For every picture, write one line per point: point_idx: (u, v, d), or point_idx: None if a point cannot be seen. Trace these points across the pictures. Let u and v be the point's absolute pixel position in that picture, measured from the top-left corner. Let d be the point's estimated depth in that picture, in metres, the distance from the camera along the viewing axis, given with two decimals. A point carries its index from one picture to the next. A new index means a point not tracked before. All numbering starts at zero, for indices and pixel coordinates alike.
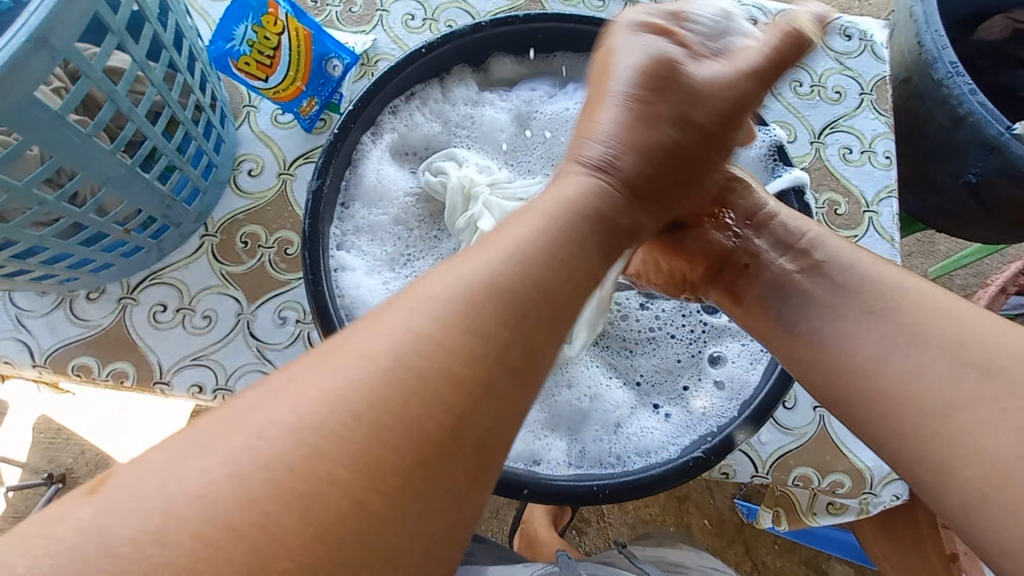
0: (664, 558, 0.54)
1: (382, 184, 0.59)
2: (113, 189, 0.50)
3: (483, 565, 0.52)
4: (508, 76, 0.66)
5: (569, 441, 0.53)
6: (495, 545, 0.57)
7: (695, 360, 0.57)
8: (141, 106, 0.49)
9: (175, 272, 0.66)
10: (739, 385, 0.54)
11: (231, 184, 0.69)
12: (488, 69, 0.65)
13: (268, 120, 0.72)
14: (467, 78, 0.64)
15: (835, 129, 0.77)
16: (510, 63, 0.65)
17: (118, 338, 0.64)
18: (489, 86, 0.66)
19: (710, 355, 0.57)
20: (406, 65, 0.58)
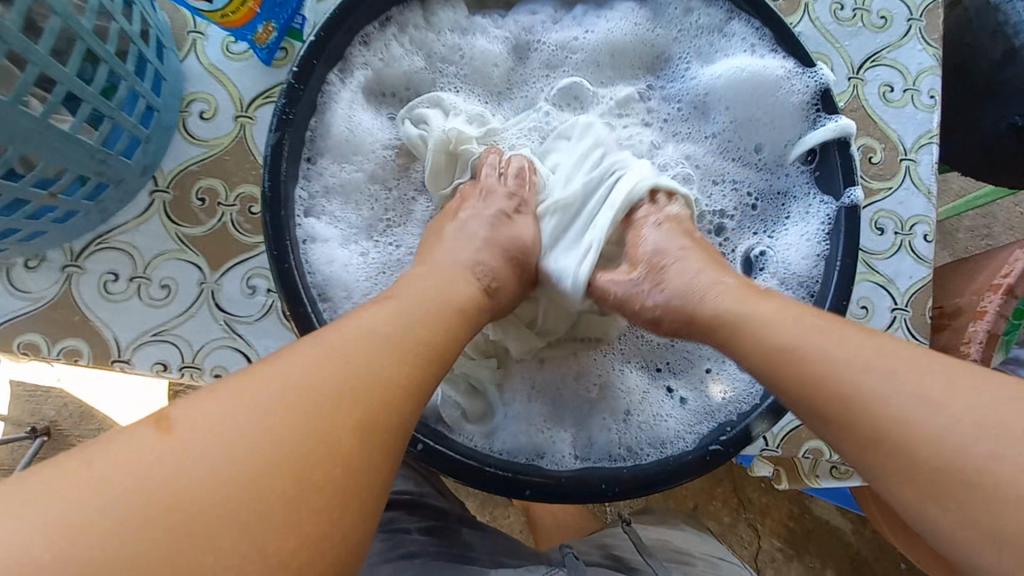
0: (670, 547, 0.53)
1: (355, 133, 0.50)
2: (24, 147, 0.41)
3: (482, 563, 0.50)
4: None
5: (574, 430, 0.49)
6: (495, 537, 0.55)
7: None
8: (42, 41, 0.39)
9: (124, 236, 0.58)
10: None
11: (180, 130, 0.59)
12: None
13: (220, 51, 0.61)
14: None
15: (876, 63, 0.67)
16: None
17: (66, 312, 0.57)
18: (481, 7, 0.55)
19: None
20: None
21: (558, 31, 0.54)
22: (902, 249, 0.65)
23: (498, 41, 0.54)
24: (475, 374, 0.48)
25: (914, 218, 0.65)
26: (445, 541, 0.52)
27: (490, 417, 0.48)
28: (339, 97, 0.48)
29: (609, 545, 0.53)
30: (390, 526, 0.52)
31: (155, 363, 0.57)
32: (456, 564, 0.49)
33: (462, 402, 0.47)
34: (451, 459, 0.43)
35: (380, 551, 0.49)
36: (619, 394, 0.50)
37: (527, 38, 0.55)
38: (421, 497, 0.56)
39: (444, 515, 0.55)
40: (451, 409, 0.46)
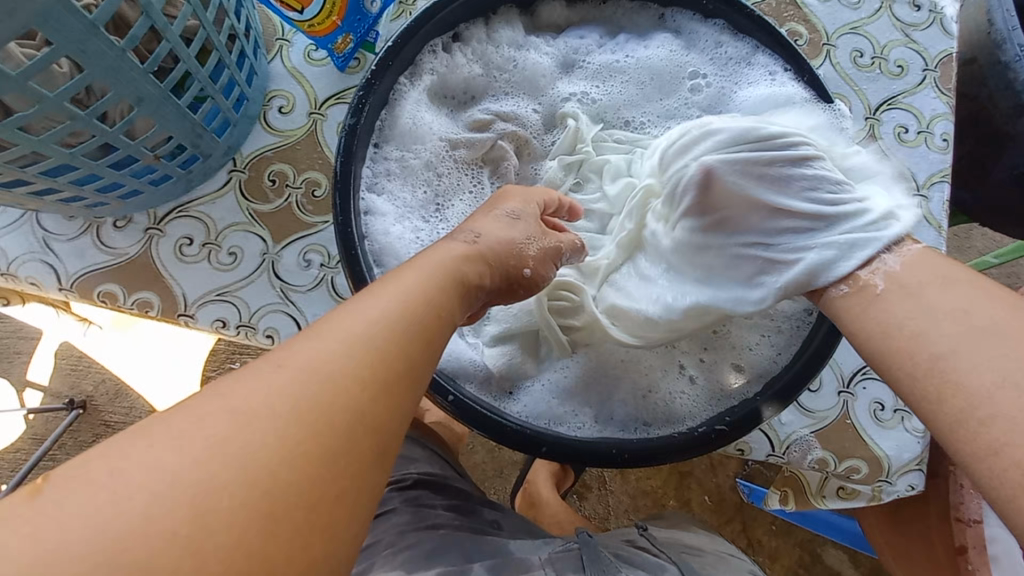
0: (681, 539, 0.56)
1: (416, 127, 0.57)
2: (143, 112, 0.49)
3: (502, 538, 0.53)
4: (556, 22, 0.64)
5: (592, 407, 0.53)
6: (514, 516, 0.57)
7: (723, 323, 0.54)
8: (176, 25, 0.47)
9: (201, 207, 0.65)
10: (764, 369, 0.52)
11: (260, 120, 0.68)
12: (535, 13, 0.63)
13: (301, 56, 0.70)
14: (514, 19, 0.61)
15: (892, 106, 0.73)
16: (559, 8, 0.63)
17: (142, 268, 0.64)
18: (536, 31, 0.63)
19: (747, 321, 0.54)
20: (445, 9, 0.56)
21: (601, 56, 0.61)
22: None
23: (548, 59, 0.62)
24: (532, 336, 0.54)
25: None
26: (467, 518, 0.55)
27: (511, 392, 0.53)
28: (407, 96, 0.56)
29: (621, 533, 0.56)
30: (415, 501, 0.55)
31: (215, 320, 0.63)
32: (478, 536, 0.52)
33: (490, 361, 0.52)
34: (476, 413, 0.47)
35: (407, 522, 0.52)
36: (639, 372, 0.53)
37: (573, 59, 0.62)
38: (444, 479, 0.60)
39: (465, 496, 0.58)
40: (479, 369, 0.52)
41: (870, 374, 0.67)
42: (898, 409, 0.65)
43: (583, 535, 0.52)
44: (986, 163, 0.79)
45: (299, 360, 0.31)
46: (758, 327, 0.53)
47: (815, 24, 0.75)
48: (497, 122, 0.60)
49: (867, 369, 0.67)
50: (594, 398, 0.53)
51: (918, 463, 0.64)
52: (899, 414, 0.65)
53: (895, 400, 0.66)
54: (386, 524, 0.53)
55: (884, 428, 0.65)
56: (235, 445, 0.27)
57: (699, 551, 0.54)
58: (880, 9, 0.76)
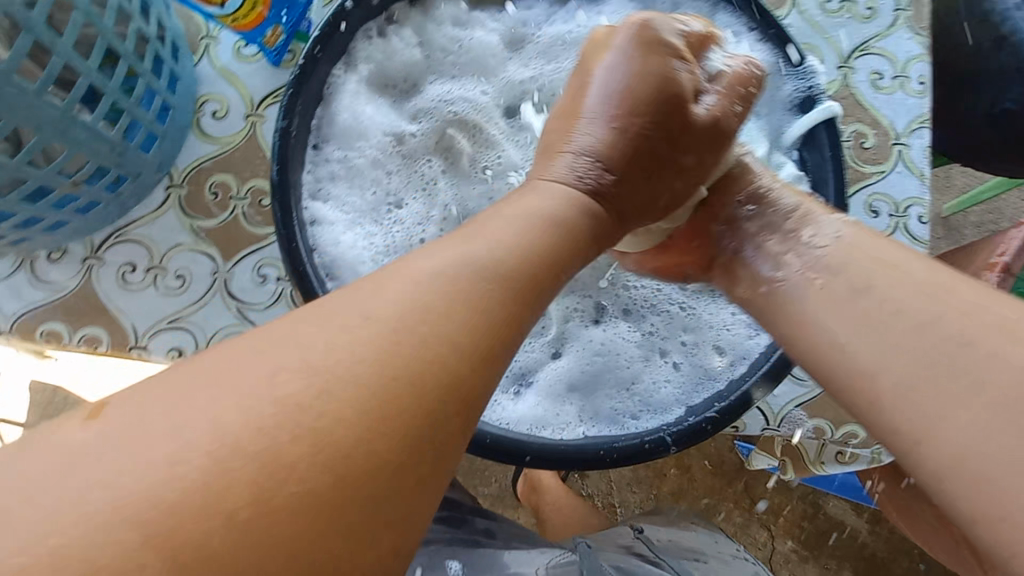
0: (680, 541, 0.54)
1: (357, 123, 0.52)
2: (48, 137, 0.44)
3: (498, 549, 0.51)
4: None
5: (574, 403, 0.49)
6: (508, 522, 0.55)
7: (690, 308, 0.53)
8: (68, 36, 0.42)
9: (140, 229, 0.61)
10: (742, 351, 0.50)
11: (193, 128, 0.62)
12: None
13: (231, 54, 0.64)
14: None
15: (865, 52, 0.69)
16: None
17: (87, 302, 0.59)
18: None
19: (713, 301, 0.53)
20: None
21: (552, 25, 0.57)
22: (897, 230, 0.65)
23: (495, 34, 0.57)
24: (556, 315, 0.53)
25: (908, 200, 0.66)
26: (459, 530, 0.52)
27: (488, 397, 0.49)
28: (343, 88, 0.51)
29: (615, 531, 0.56)
30: None
31: (171, 350, 0.59)
32: (472, 550, 0.50)
33: None
34: None
35: None
36: (618, 367, 0.51)
37: (522, 30, 0.57)
38: None
39: (457, 505, 0.55)
40: None
41: None
42: None
43: (584, 544, 0.51)
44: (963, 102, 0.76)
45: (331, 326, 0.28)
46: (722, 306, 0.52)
47: None
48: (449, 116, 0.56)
49: None
50: (573, 394, 0.50)
51: None
52: None
53: None
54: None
55: None
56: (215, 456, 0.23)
57: (703, 557, 0.53)
58: None
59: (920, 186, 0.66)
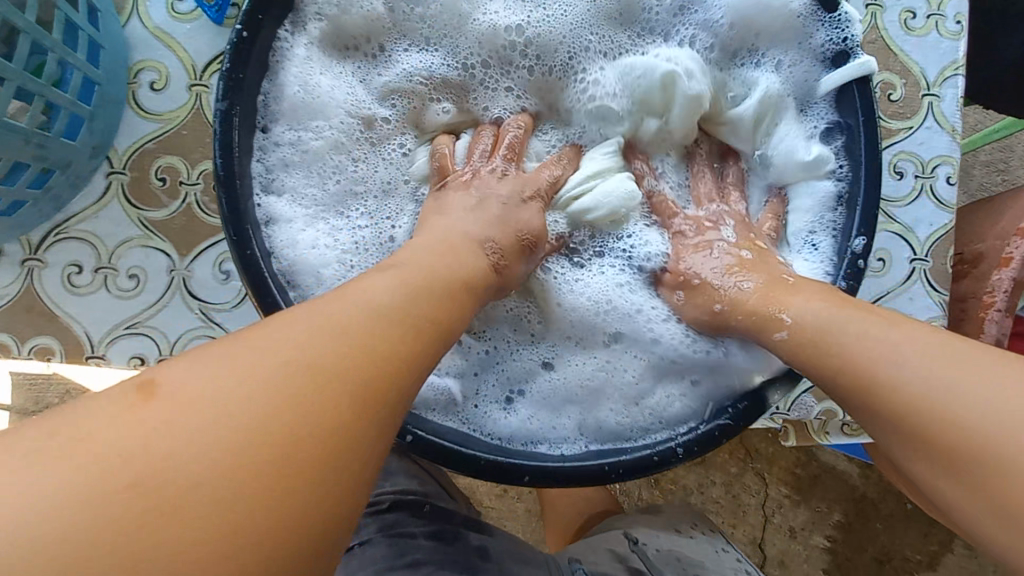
0: (678, 554, 0.54)
1: (312, 99, 0.45)
2: None
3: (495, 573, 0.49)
4: None
5: (574, 417, 0.46)
6: (503, 542, 0.53)
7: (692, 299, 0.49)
8: None
9: (83, 224, 0.54)
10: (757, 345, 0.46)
11: (129, 103, 0.54)
12: None
13: (165, 12, 0.55)
14: None
15: None
16: None
17: (32, 310, 0.53)
18: None
19: None
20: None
21: None
22: (923, 193, 0.60)
23: None
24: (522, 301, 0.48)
25: (936, 159, 0.60)
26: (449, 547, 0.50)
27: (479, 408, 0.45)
28: (294, 55, 0.43)
29: (609, 544, 0.56)
30: (393, 529, 0.50)
31: (133, 358, 0.54)
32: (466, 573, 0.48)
33: (446, 385, 0.45)
34: (442, 451, 0.40)
35: (385, 555, 0.48)
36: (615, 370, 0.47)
37: None
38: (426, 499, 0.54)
39: (450, 516, 0.53)
40: (434, 393, 0.44)
41: None
42: None
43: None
44: None
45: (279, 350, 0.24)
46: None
47: None
48: (428, 101, 0.49)
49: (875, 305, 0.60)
50: (575, 405, 0.46)
51: None
52: None
53: None
54: (360, 555, 0.48)
55: None
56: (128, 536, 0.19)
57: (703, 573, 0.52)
58: None
59: (950, 142, 0.60)
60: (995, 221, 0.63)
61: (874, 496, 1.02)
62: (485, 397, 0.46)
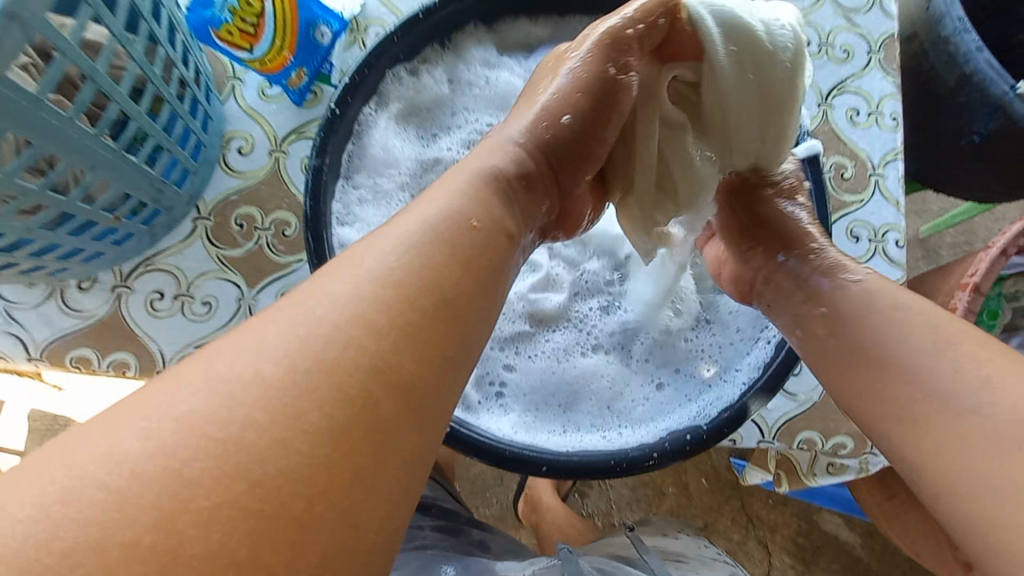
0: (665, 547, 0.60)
1: (387, 154, 0.58)
2: (99, 175, 0.47)
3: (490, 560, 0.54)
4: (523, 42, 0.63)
5: (567, 415, 0.55)
6: (499, 534, 0.59)
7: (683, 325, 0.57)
8: (124, 84, 0.46)
9: (168, 258, 0.64)
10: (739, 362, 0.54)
11: (220, 164, 0.66)
12: (500, 31, 0.62)
13: (256, 94, 0.68)
14: (483, 39, 0.62)
15: (842, 91, 0.75)
16: (526, 26, 0.62)
17: (113, 330, 0.62)
18: (507, 50, 0.63)
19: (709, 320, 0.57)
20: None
21: None
22: (877, 253, 0.70)
23: (521, 78, 0.62)
24: None
25: (886, 226, 0.71)
26: (455, 539, 0.56)
27: (490, 406, 0.53)
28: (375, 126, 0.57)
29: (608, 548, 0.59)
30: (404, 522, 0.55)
31: None
32: (465, 558, 0.53)
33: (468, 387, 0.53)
34: (471, 442, 0.47)
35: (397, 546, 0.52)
36: None
37: None
38: (433, 500, 0.60)
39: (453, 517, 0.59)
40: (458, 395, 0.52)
41: None
42: None
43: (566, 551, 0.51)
44: (938, 131, 0.87)
45: (388, 266, 0.35)
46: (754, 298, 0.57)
47: None
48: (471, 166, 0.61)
49: None
50: None
51: None
52: None
53: None
54: None
55: None
56: (285, 397, 0.27)
57: (685, 559, 0.57)
58: None
59: (897, 212, 0.72)
60: (943, 282, 0.73)
61: (878, 566, 1.05)
62: (493, 397, 0.54)
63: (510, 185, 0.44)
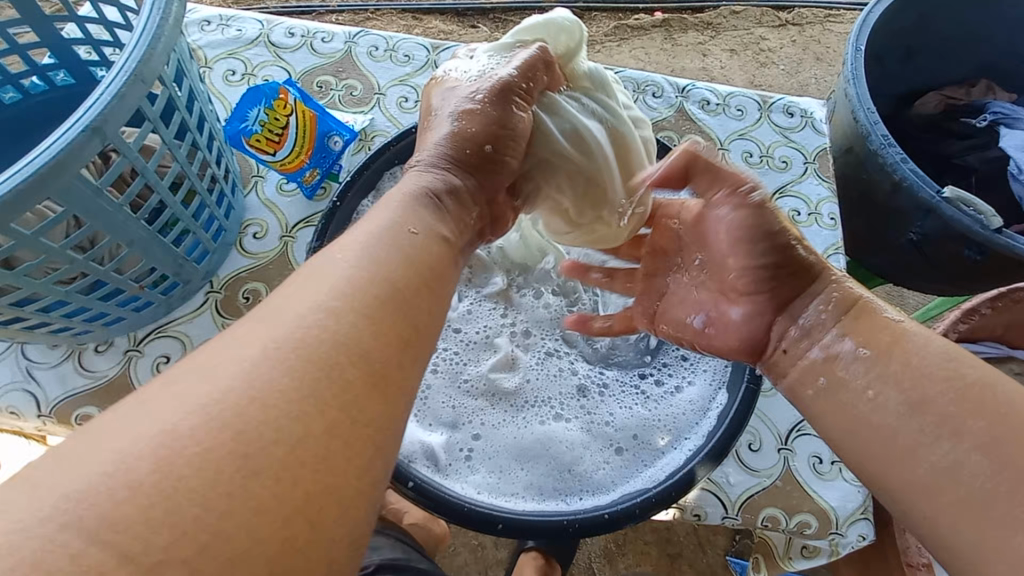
0: None
1: None
2: (133, 251, 0.56)
3: None
4: None
5: (530, 478, 0.56)
6: None
7: (640, 395, 0.61)
8: (166, 179, 0.56)
9: (179, 326, 0.71)
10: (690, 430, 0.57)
11: (237, 246, 0.76)
12: None
13: (274, 189, 0.80)
14: None
15: (784, 194, 0.86)
16: None
17: (120, 390, 0.68)
18: None
19: (664, 391, 0.61)
20: None
21: None
22: None
23: None
24: (501, 386, 0.61)
25: None
26: None
27: (454, 466, 0.56)
28: None
29: None
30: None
31: None
32: None
33: (435, 447, 0.57)
34: (433, 498, 0.51)
35: None
36: (568, 450, 0.58)
37: None
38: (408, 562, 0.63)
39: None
40: (426, 456, 0.56)
41: (804, 431, 0.71)
42: (836, 460, 0.70)
43: None
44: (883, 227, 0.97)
45: (354, 312, 0.39)
46: (702, 371, 0.61)
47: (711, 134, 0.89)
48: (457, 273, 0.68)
49: (802, 425, 0.71)
50: (527, 471, 0.57)
51: (863, 512, 0.68)
52: (837, 465, 0.69)
53: (832, 452, 0.70)
54: None
55: (825, 480, 0.69)
56: (245, 439, 0.30)
57: None
58: (760, 117, 0.91)
59: None
60: None
61: None
62: (458, 458, 0.57)
63: (439, 202, 0.47)
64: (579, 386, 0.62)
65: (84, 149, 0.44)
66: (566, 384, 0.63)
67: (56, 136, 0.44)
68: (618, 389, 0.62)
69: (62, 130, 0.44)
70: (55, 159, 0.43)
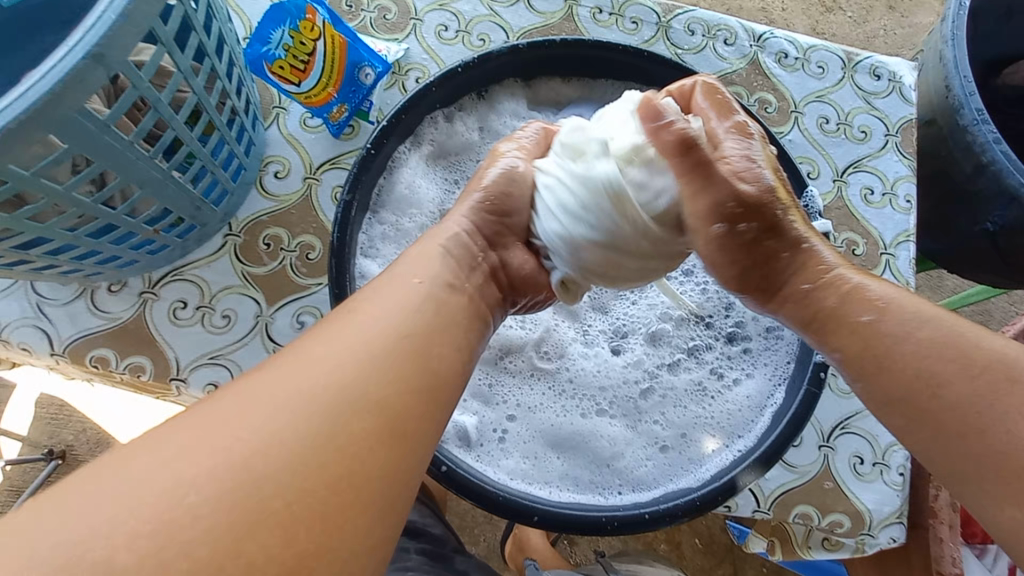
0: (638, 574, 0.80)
1: (412, 194, 0.61)
2: (146, 193, 0.51)
3: None
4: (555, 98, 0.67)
5: (565, 467, 0.54)
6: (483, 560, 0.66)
7: (688, 390, 0.57)
8: (182, 112, 0.49)
9: (196, 270, 0.67)
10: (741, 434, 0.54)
11: (256, 185, 0.69)
12: (534, 85, 0.66)
13: (298, 123, 0.72)
14: (516, 91, 0.65)
15: (858, 169, 0.77)
16: (558, 84, 0.66)
17: (136, 333, 0.64)
18: (537, 103, 0.66)
19: (714, 389, 0.57)
20: (587, 48, 0.61)
21: None
22: None
23: None
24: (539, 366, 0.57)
25: None
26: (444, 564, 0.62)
27: (486, 448, 0.53)
28: (406, 163, 0.60)
29: None
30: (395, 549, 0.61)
31: (207, 384, 0.64)
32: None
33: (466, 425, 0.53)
34: (464, 484, 0.48)
35: None
36: (608, 442, 0.55)
37: None
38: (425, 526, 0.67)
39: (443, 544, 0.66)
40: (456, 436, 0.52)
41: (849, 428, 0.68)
42: (877, 462, 0.67)
43: None
44: (955, 214, 0.89)
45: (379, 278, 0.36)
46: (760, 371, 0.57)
47: (784, 92, 0.79)
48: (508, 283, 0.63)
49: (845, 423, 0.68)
50: (562, 460, 0.54)
51: (898, 516, 0.66)
52: (877, 467, 0.67)
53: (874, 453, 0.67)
54: None
55: (864, 481, 0.66)
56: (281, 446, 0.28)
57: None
58: (842, 77, 0.80)
59: None
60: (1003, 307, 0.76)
61: None
62: (490, 440, 0.54)
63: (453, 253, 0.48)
64: (623, 373, 0.58)
65: (86, 78, 0.38)
66: (610, 369, 0.58)
67: (51, 63, 0.37)
68: (666, 382, 0.58)
69: (58, 55, 0.37)
70: (53, 90, 0.37)
